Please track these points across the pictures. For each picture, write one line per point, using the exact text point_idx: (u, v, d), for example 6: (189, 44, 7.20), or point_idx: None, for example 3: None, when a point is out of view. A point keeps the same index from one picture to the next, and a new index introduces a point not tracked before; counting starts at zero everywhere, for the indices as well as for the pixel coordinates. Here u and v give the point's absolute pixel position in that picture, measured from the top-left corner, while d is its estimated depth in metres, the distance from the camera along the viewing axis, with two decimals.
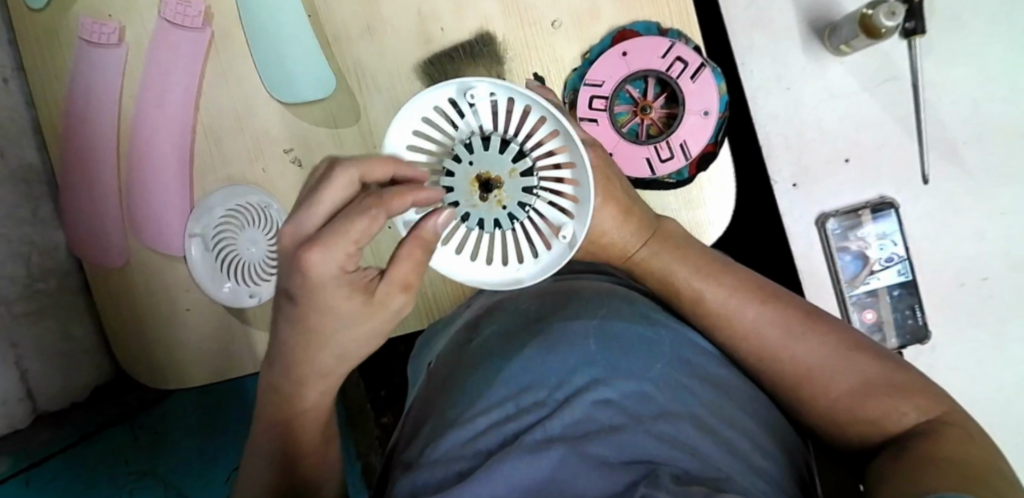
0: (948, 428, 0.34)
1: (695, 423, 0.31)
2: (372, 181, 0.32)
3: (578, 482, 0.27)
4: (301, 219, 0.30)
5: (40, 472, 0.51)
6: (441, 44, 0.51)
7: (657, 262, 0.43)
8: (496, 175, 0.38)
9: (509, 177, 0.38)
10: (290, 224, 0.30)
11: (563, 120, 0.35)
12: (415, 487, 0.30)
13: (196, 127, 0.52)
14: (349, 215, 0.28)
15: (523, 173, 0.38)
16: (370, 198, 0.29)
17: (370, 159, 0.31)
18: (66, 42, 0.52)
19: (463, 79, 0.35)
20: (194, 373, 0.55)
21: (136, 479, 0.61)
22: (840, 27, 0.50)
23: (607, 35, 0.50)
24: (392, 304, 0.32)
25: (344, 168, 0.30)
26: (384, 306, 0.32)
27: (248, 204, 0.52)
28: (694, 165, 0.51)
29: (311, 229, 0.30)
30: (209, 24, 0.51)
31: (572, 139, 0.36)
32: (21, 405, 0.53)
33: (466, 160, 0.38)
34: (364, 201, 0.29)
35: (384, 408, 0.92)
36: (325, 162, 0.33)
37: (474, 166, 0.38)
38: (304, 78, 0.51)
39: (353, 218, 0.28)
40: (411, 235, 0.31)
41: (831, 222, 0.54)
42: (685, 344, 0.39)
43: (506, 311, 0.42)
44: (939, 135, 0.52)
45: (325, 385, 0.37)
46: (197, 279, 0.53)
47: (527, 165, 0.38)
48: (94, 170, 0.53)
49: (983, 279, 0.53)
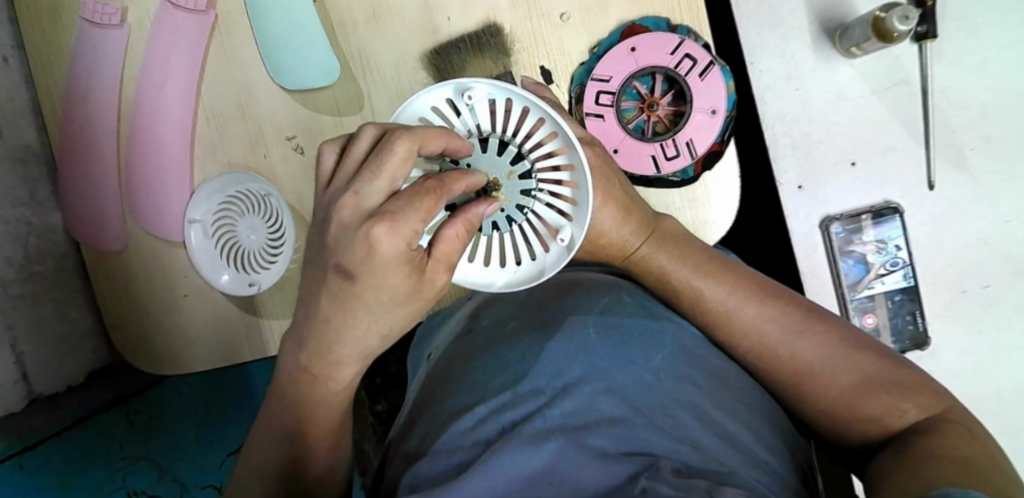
0: (951, 424, 0.34)
1: (696, 416, 0.31)
2: (426, 154, 0.31)
3: (577, 473, 0.27)
4: (362, 192, 0.29)
5: (35, 455, 0.52)
6: (448, 35, 0.50)
7: (657, 260, 0.43)
8: (494, 178, 0.38)
9: (508, 179, 0.38)
10: (349, 196, 0.29)
11: (561, 122, 0.35)
12: (414, 480, 0.30)
13: (198, 112, 0.52)
14: (417, 196, 0.29)
15: (521, 176, 0.38)
16: (431, 182, 0.30)
17: (427, 130, 0.31)
18: (67, 22, 0.52)
19: (461, 79, 0.35)
20: (192, 359, 0.55)
21: (128, 465, 0.62)
22: (852, 29, 0.50)
23: (615, 30, 0.50)
24: (437, 283, 0.32)
25: (407, 141, 0.29)
26: (431, 285, 0.32)
27: (248, 192, 0.51)
28: (700, 163, 0.50)
29: (373, 204, 0.29)
30: (213, 7, 0.51)
31: (571, 142, 0.36)
32: (15, 388, 0.53)
33: (463, 163, 0.37)
34: (426, 184, 0.30)
35: (379, 397, 0.92)
36: (373, 127, 0.32)
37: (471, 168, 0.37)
38: (308, 65, 0.50)
39: (423, 200, 0.29)
40: (461, 216, 0.32)
41: (835, 225, 0.54)
42: (685, 337, 0.39)
43: (502, 304, 0.42)
44: (946, 140, 0.52)
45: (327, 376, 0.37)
46: (197, 266, 0.52)
47: (524, 168, 0.38)
48: (94, 153, 0.53)
49: (984, 286, 0.53)
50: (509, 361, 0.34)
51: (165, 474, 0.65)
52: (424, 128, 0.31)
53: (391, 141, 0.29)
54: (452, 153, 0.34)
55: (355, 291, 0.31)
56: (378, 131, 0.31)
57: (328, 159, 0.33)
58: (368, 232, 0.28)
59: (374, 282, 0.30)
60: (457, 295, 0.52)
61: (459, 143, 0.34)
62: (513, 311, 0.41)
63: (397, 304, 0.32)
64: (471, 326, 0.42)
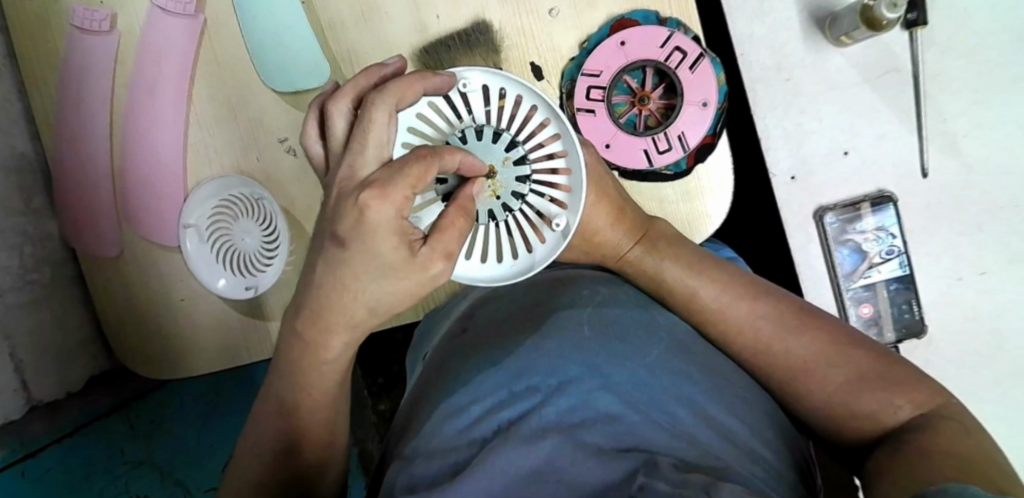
0: (944, 421, 0.34)
1: (692, 409, 0.32)
2: (406, 105, 0.33)
3: (574, 469, 0.27)
4: (355, 164, 0.31)
5: (36, 463, 0.53)
6: (437, 32, 0.50)
7: (648, 260, 0.43)
8: (489, 165, 0.39)
9: (503, 166, 0.39)
10: (345, 170, 0.32)
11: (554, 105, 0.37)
12: (410, 480, 0.29)
13: (190, 117, 0.52)
14: (405, 166, 0.29)
15: (516, 161, 0.39)
16: (422, 150, 0.30)
17: (397, 84, 0.32)
18: (56, 30, 0.52)
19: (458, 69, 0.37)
20: (189, 363, 0.55)
21: (131, 468, 0.62)
22: (840, 18, 0.49)
23: (605, 24, 0.49)
24: (432, 269, 0.31)
25: (383, 105, 0.31)
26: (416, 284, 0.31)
27: (241, 196, 0.52)
28: (692, 157, 0.50)
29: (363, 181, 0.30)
30: (202, 11, 0.50)
31: (565, 126, 0.37)
32: (15, 395, 0.54)
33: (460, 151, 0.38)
34: (419, 152, 0.30)
35: (382, 395, 0.93)
36: (346, 99, 0.34)
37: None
38: (297, 68, 0.50)
39: (413, 170, 0.29)
40: (454, 204, 0.33)
41: (829, 215, 0.54)
42: (679, 329, 0.40)
43: (495, 302, 0.42)
44: (938, 128, 0.52)
45: (329, 362, 0.37)
46: (194, 271, 0.53)
47: (519, 154, 0.39)
48: (87, 159, 0.53)
49: (980, 273, 0.53)
50: (503, 358, 0.34)
51: (167, 477, 0.66)
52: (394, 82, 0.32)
53: (368, 110, 0.31)
54: (434, 92, 0.36)
55: (350, 271, 0.31)
56: (350, 102, 0.34)
57: (315, 150, 0.37)
58: None
59: None
60: (453, 294, 0.52)
61: (437, 81, 0.35)
62: (507, 311, 0.40)
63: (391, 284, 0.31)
64: (465, 325, 0.41)
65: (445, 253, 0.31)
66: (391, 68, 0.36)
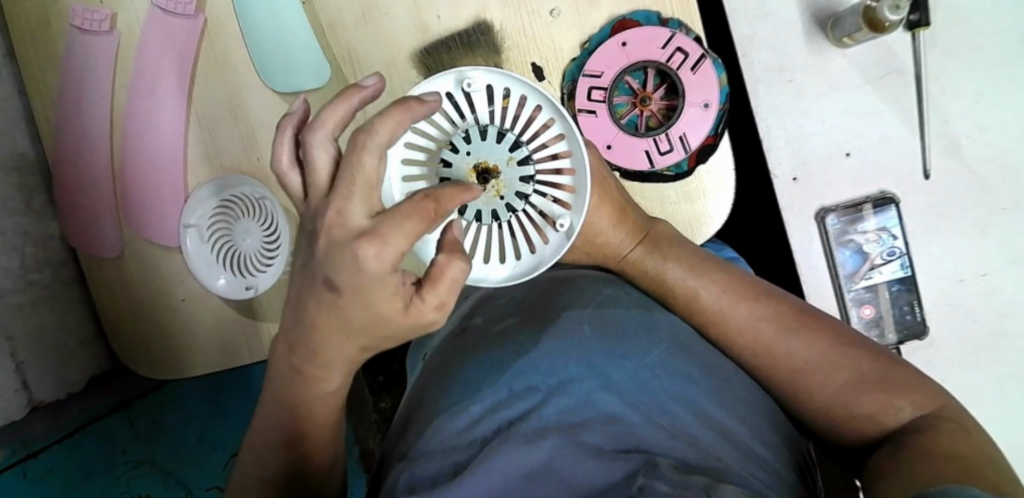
0: (945, 422, 0.34)
1: (692, 410, 0.32)
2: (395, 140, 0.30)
3: (574, 469, 0.27)
4: (345, 211, 0.28)
5: (38, 462, 0.54)
6: (438, 33, 0.50)
7: (648, 261, 0.43)
8: (493, 164, 0.39)
9: (507, 166, 0.39)
10: (333, 216, 0.28)
11: (560, 107, 0.37)
12: (410, 482, 0.29)
13: (190, 117, 0.52)
14: (406, 214, 0.27)
15: (520, 161, 0.39)
16: (425, 202, 0.28)
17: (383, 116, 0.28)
18: (56, 30, 0.51)
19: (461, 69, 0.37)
20: (190, 363, 0.55)
21: (133, 467, 0.66)
22: (843, 19, 0.49)
23: (606, 25, 0.49)
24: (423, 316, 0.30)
25: (372, 149, 0.28)
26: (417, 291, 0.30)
27: (242, 196, 0.52)
28: (693, 158, 0.50)
29: (359, 222, 0.28)
30: (202, 11, 0.50)
31: (570, 126, 0.37)
32: (16, 397, 0.54)
33: (463, 151, 0.38)
34: (420, 204, 0.27)
35: (383, 393, 0.93)
36: (325, 133, 0.30)
37: (471, 156, 0.38)
38: (298, 69, 0.50)
39: (413, 221, 0.27)
40: (447, 251, 0.31)
41: (831, 217, 0.54)
42: (681, 330, 0.40)
43: (496, 305, 0.41)
44: (941, 129, 0.52)
45: None
46: (194, 271, 0.52)
47: (523, 154, 0.39)
48: (87, 160, 0.53)
49: (982, 275, 0.53)
50: (503, 358, 0.34)
51: (168, 477, 0.69)
52: (379, 119, 0.28)
53: (355, 155, 0.28)
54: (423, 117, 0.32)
55: None
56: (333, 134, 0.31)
57: (293, 181, 0.34)
58: (358, 249, 0.27)
59: (370, 302, 0.29)
60: None
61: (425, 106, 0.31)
62: (507, 311, 0.40)
63: (393, 324, 0.30)
64: (466, 325, 0.41)
65: (439, 304, 0.30)
66: (371, 90, 0.33)
